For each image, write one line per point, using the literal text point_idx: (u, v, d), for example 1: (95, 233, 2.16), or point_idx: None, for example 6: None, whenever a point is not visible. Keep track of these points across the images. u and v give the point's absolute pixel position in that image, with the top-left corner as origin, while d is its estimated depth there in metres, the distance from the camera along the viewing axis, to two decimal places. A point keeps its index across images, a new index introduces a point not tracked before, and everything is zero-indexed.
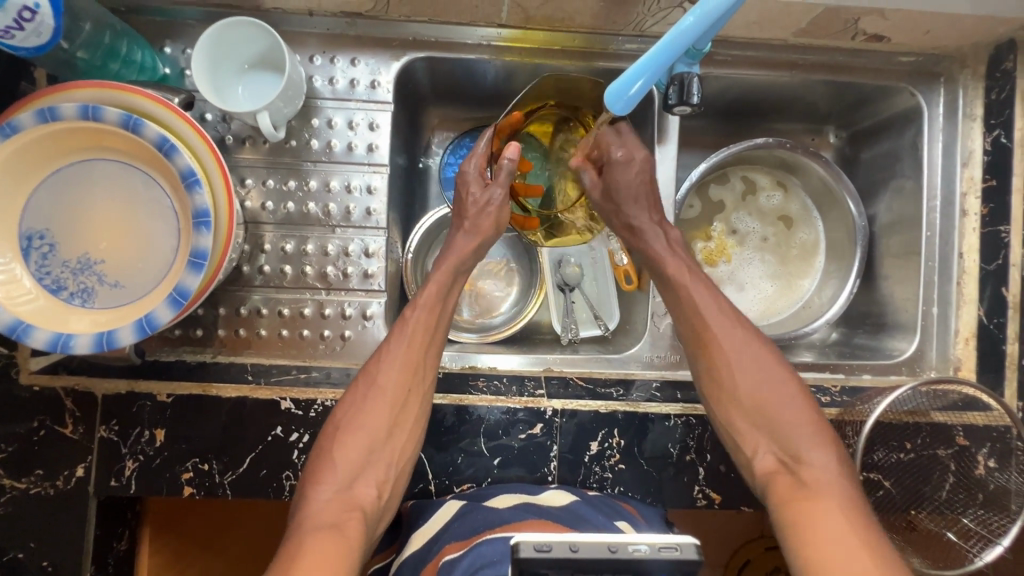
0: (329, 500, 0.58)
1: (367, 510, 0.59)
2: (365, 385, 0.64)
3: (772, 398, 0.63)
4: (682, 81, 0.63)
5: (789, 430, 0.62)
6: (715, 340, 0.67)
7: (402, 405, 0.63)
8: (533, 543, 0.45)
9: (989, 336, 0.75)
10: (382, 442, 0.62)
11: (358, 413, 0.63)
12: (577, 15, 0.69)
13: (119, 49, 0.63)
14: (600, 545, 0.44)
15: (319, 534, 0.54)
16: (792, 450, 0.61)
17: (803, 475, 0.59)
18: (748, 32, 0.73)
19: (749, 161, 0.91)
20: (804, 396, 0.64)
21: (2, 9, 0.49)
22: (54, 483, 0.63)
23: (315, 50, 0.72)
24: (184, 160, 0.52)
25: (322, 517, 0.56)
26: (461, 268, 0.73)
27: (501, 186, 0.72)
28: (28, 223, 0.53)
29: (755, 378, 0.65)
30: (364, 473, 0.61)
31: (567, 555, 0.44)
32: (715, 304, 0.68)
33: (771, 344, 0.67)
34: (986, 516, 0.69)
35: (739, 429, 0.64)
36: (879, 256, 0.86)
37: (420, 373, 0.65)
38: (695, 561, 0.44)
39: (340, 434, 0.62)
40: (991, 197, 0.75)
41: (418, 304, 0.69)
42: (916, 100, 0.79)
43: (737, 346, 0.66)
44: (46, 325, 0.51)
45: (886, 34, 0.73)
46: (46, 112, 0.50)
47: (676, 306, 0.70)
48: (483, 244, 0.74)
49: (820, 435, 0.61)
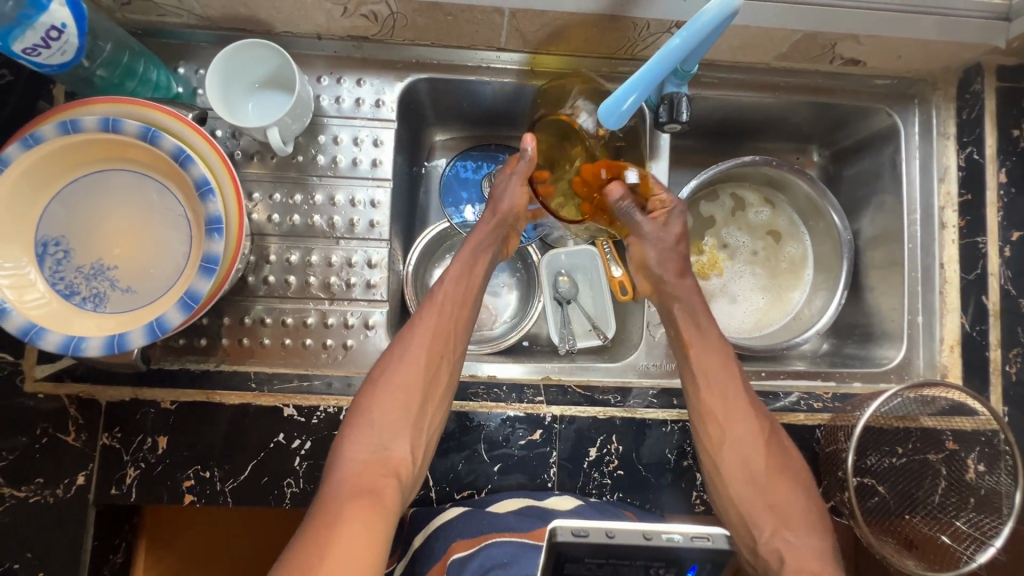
0: (363, 462, 0.60)
1: (402, 476, 0.61)
2: (399, 347, 0.66)
3: (775, 479, 0.66)
4: (671, 101, 0.67)
5: (790, 513, 0.64)
6: (727, 422, 0.67)
7: (434, 370, 0.66)
8: (569, 528, 0.48)
9: (973, 343, 0.78)
10: (416, 407, 0.64)
11: (394, 372, 0.65)
12: (572, 39, 0.73)
13: (136, 68, 0.66)
14: (635, 532, 0.48)
15: (356, 501, 0.57)
16: (789, 531, 0.63)
17: (801, 558, 0.61)
18: (733, 56, 0.78)
19: (737, 178, 0.94)
20: (805, 481, 0.67)
21: (31, 27, 0.52)
22: (54, 491, 0.63)
23: (322, 71, 0.76)
24: (198, 169, 0.54)
25: (358, 482, 0.59)
26: (486, 247, 0.75)
27: (516, 174, 0.74)
28: (44, 231, 0.54)
29: (767, 462, 0.66)
30: (400, 435, 0.62)
31: (603, 540, 0.48)
32: (735, 389, 0.69)
33: (777, 427, 0.70)
34: (979, 519, 0.71)
35: (747, 508, 0.65)
36: (864, 268, 0.90)
37: (451, 340, 0.68)
38: (725, 550, 0.48)
39: (375, 392, 0.64)
40: (967, 210, 0.79)
41: (447, 283, 0.71)
42: (893, 120, 0.83)
43: (752, 429, 0.67)
44: (57, 328, 0.52)
45: (862, 59, 0.78)
46: (69, 124, 0.53)
47: (693, 383, 0.70)
48: (502, 225, 0.76)
49: (814, 519, 0.64)
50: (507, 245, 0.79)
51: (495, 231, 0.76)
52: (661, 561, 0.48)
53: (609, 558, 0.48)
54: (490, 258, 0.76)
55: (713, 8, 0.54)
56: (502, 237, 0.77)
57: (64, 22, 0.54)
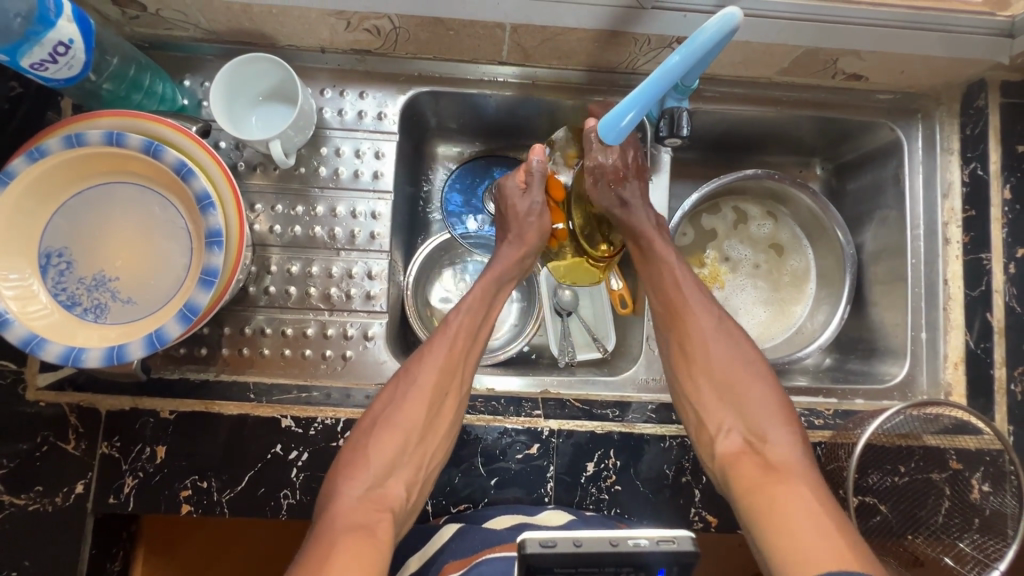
0: (359, 499, 0.59)
1: (396, 511, 0.60)
2: (404, 384, 0.66)
3: (740, 380, 0.67)
4: (673, 115, 0.68)
5: (754, 411, 0.65)
6: (685, 323, 0.71)
7: (439, 408, 0.66)
8: (538, 539, 0.48)
9: (977, 360, 0.77)
10: (414, 446, 0.64)
11: (397, 411, 0.65)
12: (573, 54, 0.73)
13: (142, 81, 0.67)
14: (602, 539, 0.48)
15: (349, 534, 0.55)
16: (755, 431, 0.64)
17: (766, 454, 0.62)
18: (734, 71, 0.78)
19: (740, 191, 0.94)
20: (772, 382, 0.68)
21: (39, 43, 0.53)
22: (53, 499, 0.63)
23: (326, 83, 0.76)
24: (200, 183, 0.55)
25: (353, 517, 0.57)
26: (508, 276, 0.77)
27: (534, 190, 0.76)
28: (48, 242, 0.55)
29: (729, 362, 0.69)
30: (396, 473, 0.63)
31: (570, 550, 0.48)
32: (695, 288, 0.73)
33: (745, 335, 0.72)
34: (983, 541, 0.69)
35: (709, 407, 0.67)
36: (867, 283, 0.89)
37: (459, 377, 0.68)
38: (691, 553, 0.48)
39: (376, 430, 0.64)
40: (971, 226, 0.79)
41: (467, 306, 0.72)
42: (896, 135, 0.82)
43: (711, 328, 0.70)
44: (58, 339, 0.53)
45: (864, 74, 0.78)
46: (74, 137, 0.53)
47: (653, 291, 0.74)
48: (527, 254, 0.77)
49: (783, 416, 0.65)
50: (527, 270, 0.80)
51: (522, 261, 0.77)
52: (629, 567, 0.48)
53: (579, 566, 0.48)
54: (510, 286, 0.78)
55: (712, 25, 0.53)
56: (523, 265, 0.78)
57: (71, 38, 0.55)
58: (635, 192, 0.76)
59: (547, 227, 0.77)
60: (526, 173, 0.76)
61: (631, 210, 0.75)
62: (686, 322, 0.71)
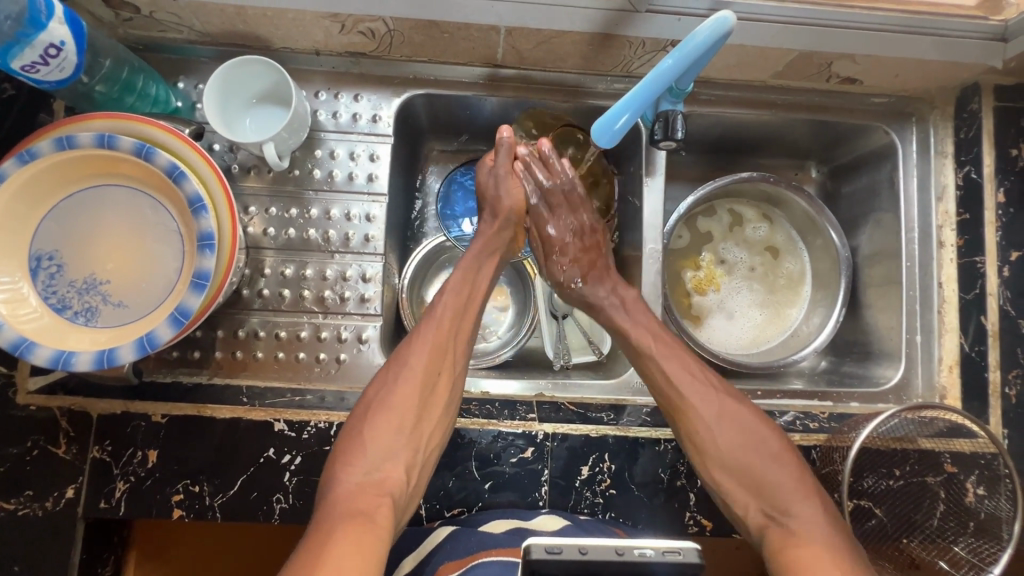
0: (357, 485, 0.59)
1: (396, 495, 0.60)
2: (397, 368, 0.67)
3: (751, 456, 0.65)
4: (667, 119, 0.67)
5: (773, 487, 0.63)
6: (682, 410, 0.68)
7: (431, 388, 0.66)
8: (544, 545, 0.48)
9: (971, 363, 0.77)
10: (410, 428, 0.63)
11: (390, 394, 0.65)
12: (567, 57, 0.73)
13: (135, 83, 0.67)
14: (607, 548, 0.47)
15: (347, 523, 0.55)
16: (778, 506, 0.62)
17: (792, 528, 0.60)
18: (729, 74, 0.78)
19: (735, 194, 0.94)
20: (784, 447, 0.65)
21: (30, 45, 0.53)
22: (43, 504, 0.63)
23: (320, 86, 0.76)
24: (192, 186, 0.54)
25: (355, 503, 0.57)
26: (492, 250, 0.77)
27: (502, 168, 0.76)
28: (37, 245, 0.55)
29: (736, 437, 0.66)
30: (393, 456, 0.62)
31: (576, 558, 0.47)
32: (687, 372, 0.70)
33: (745, 400, 0.69)
34: (977, 544, 0.69)
35: (730, 492, 0.65)
36: (862, 286, 0.89)
37: (449, 358, 0.69)
38: (695, 565, 0.47)
39: (371, 415, 0.63)
40: (965, 229, 0.79)
41: (451, 285, 0.74)
42: (890, 138, 0.83)
43: (711, 411, 0.67)
44: (48, 343, 0.52)
45: (859, 77, 0.78)
46: (65, 140, 0.53)
47: (652, 382, 0.71)
48: (504, 227, 0.77)
49: (803, 486, 0.62)
50: (516, 244, 0.80)
51: (499, 235, 0.77)
52: None
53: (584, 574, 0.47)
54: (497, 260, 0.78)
55: (705, 29, 0.54)
56: (508, 238, 0.78)
57: (63, 40, 0.54)
58: (602, 292, 0.76)
59: (523, 202, 0.77)
60: (495, 153, 0.77)
61: (601, 309, 0.76)
62: (685, 410, 0.68)
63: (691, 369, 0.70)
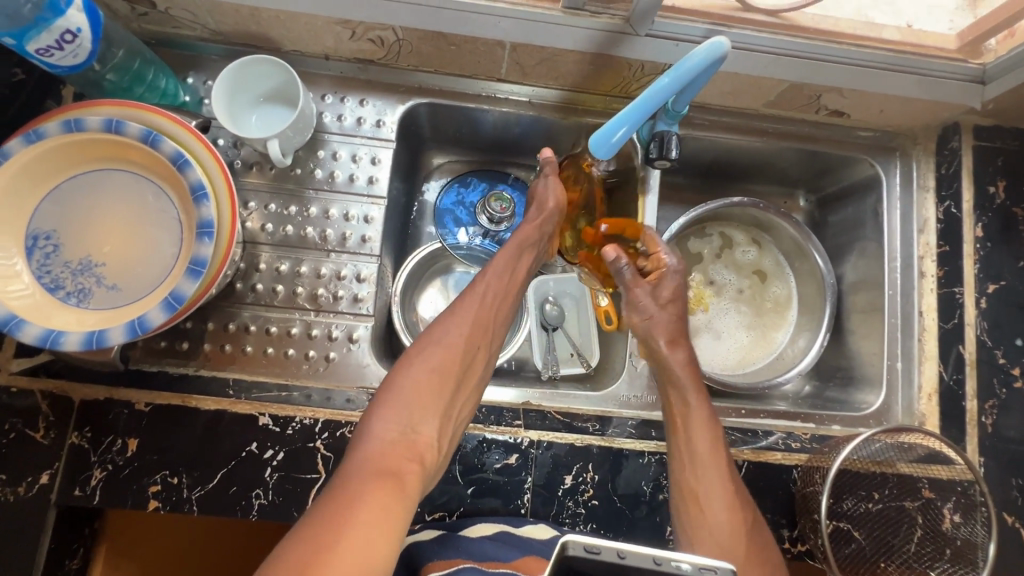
0: (390, 443, 0.56)
1: (425, 461, 0.57)
2: (437, 329, 0.65)
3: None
4: (663, 138, 0.70)
5: None
6: (708, 512, 0.62)
7: (472, 356, 0.65)
8: (582, 543, 0.42)
9: (950, 392, 0.78)
10: (449, 392, 0.61)
11: (431, 354, 0.63)
12: (568, 76, 0.76)
13: (146, 75, 0.68)
14: (645, 555, 0.42)
15: (378, 480, 0.52)
16: None
17: None
18: (724, 101, 0.81)
19: (725, 218, 0.97)
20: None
21: (47, 30, 0.54)
22: (14, 489, 0.61)
23: (327, 89, 0.78)
24: (195, 174, 0.55)
25: (382, 463, 0.54)
26: (530, 246, 0.75)
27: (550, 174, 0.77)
28: (36, 223, 0.55)
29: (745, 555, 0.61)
30: (427, 419, 0.59)
31: (614, 562, 0.42)
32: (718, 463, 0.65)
33: (765, 526, 0.64)
34: (952, 569, 0.70)
35: None
36: (846, 312, 0.91)
37: (486, 333, 0.68)
38: None
39: (410, 372, 0.61)
40: (945, 261, 0.81)
41: (493, 268, 0.71)
42: (875, 170, 0.86)
43: (730, 512, 0.63)
44: (36, 321, 0.52)
45: (845, 111, 0.81)
46: (73, 123, 0.54)
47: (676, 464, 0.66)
48: (546, 227, 0.76)
49: None
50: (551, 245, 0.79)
51: (541, 228, 0.75)
52: None
53: None
54: (535, 256, 0.76)
55: (701, 52, 0.57)
56: (547, 236, 0.77)
57: (79, 27, 0.56)
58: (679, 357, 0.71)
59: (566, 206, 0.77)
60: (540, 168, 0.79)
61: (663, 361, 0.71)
62: (701, 503, 0.63)
63: (722, 464, 0.65)
